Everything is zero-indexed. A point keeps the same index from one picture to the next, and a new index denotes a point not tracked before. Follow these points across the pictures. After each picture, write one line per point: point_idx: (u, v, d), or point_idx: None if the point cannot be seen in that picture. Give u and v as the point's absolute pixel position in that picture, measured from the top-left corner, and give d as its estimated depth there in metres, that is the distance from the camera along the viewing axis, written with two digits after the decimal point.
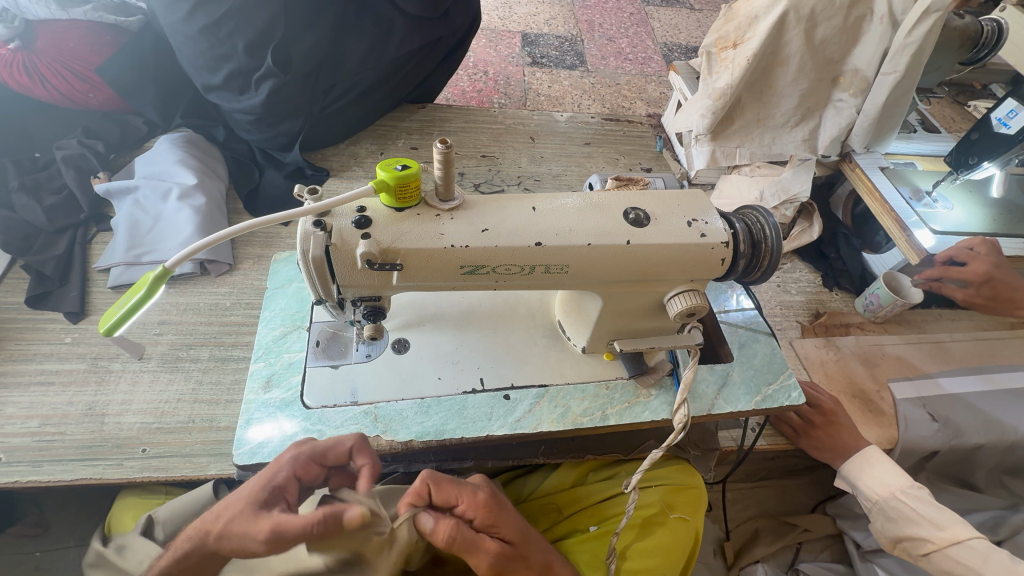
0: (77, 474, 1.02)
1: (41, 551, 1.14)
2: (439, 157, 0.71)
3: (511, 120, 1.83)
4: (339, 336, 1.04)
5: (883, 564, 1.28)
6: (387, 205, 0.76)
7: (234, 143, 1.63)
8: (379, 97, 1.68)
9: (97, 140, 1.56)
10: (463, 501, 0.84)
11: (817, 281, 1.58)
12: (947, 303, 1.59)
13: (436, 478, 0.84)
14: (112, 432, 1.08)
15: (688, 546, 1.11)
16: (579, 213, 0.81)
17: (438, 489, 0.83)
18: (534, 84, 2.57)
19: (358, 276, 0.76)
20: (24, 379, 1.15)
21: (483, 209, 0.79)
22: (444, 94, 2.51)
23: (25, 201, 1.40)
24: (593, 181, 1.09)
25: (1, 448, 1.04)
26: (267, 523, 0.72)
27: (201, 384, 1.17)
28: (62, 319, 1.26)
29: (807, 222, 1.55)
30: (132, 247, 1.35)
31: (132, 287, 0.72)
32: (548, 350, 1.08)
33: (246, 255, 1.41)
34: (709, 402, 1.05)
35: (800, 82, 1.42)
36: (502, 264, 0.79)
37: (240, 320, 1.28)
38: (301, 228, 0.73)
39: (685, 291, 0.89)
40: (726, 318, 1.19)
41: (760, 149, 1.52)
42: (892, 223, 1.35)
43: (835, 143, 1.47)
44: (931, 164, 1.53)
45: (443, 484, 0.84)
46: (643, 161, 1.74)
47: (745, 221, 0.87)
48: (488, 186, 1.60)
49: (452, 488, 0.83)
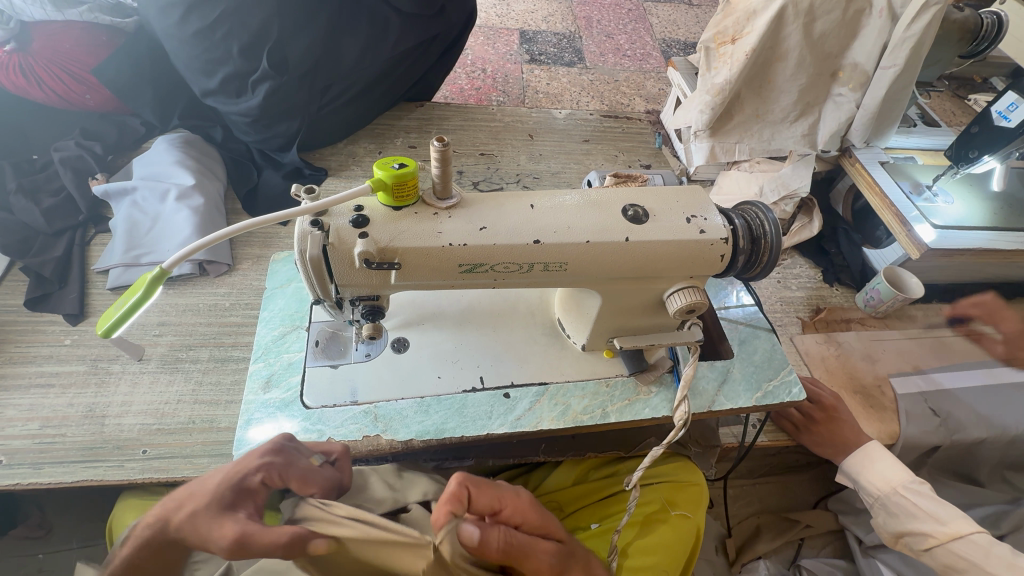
0: (78, 476, 1.02)
1: (44, 554, 1.15)
2: (436, 155, 0.70)
3: (509, 118, 1.83)
4: (339, 336, 1.04)
5: (885, 560, 1.28)
6: (384, 203, 0.75)
7: (232, 144, 1.63)
8: (377, 95, 1.67)
9: (94, 142, 1.55)
10: (507, 503, 0.77)
11: (817, 277, 1.58)
12: (948, 297, 1.59)
13: (472, 481, 0.76)
14: (113, 434, 1.08)
15: (689, 543, 1.11)
16: (577, 210, 0.81)
17: (480, 494, 0.75)
18: (532, 81, 2.57)
19: (356, 275, 0.76)
20: (25, 382, 1.15)
21: (481, 207, 0.79)
22: (443, 92, 2.50)
23: (24, 203, 1.39)
24: (592, 178, 1.09)
25: (1, 450, 1.04)
26: (231, 529, 0.64)
27: (201, 384, 1.17)
28: (61, 321, 1.26)
29: (807, 217, 1.55)
30: (131, 249, 1.34)
31: (130, 288, 0.72)
32: (548, 347, 1.07)
33: (245, 255, 1.40)
34: (710, 399, 1.05)
35: (800, 77, 1.41)
36: (501, 262, 0.78)
37: (240, 321, 1.28)
38: (299, 227, 0.73)
39: (686, 288, 0.88)
40: (727, 314, 1.19)
41: (760, 144, 1.51)
42: (892, 217, 1.35)
43: (835, 138, 1.46)
44: (931, 158, 1.52)
45: (481, 487, 0.76)
46: (643, 158, 1.74)
47: (745, 218, 0.86)
48: (487, 184, 1.60)
49: (492, 490, 0.76)
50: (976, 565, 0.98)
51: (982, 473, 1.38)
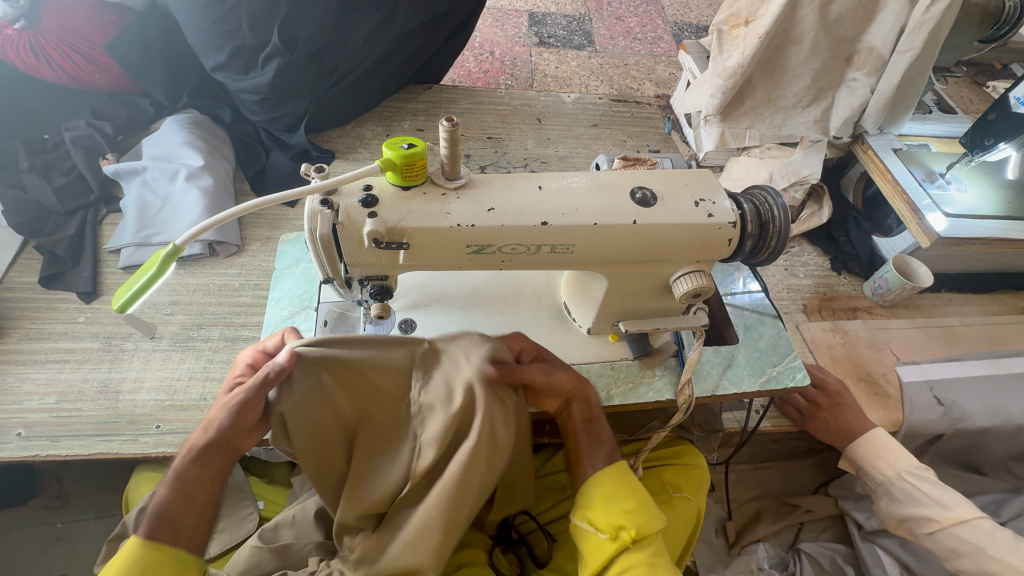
0: (94, 449, 1.05)
1: (62, 522, 1.23)
2: (445, 136, 0.70)
3: (517, 101, 1.81)
4: (347, 316, 1.06)
5: (885, 544, 1.34)
6: (392, 183, 0.75)
7: (240, 125, 1.62)
8: (385, 77, 1.66)
9: (104, 121, 1.55)
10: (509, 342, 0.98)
11: (825, 265, 1.57)
12: (957, 288, 1.58)
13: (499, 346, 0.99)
14: (127, 409, 1.11)
15: (689, 525, 1.13)
16: (587, 195, 0.81)
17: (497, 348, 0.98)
18: (541, 64, 2.54)
19: (366, 255, 0.76)
20: (41, 357, 1.17)
21: (489, 188, 0.79)
22: (450, 75, 2.49)
23: (36, 182, 1.42)
24: (600, 161, 1.07)
25: (21, 422, 1.08)
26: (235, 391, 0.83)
27: (212, 363, 1.19)
28: (75, 299, 1.28)
29: (817, 205, 1.54)
30: (142, 229, 1.36)
31: (144, 265, 0.73)
32: (553, 330, 1.08)
33: (254, 236, 1.41)
34: (713, 383, 1.05)
35: (813, 61, 1.39)
36: (508, 243, 0.78)
37: (249, 301, 1.30)
38: (309, 206, 0.73)
39: (692, 272, 0.89)
40: (732, 301, 1.19)
41: (771, 130, 1.49)
42: (903, 206, 1.34)
43: (847, 125, 1.45)
44: (945, 146, 1.50)
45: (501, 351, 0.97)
46: (651, 143, 1.72)
47: (754, 202, 0.86)
48: (494, 168, 1.60)
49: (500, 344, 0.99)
50: (980, 548, 1.00)
51: (985, 462, 1.39)
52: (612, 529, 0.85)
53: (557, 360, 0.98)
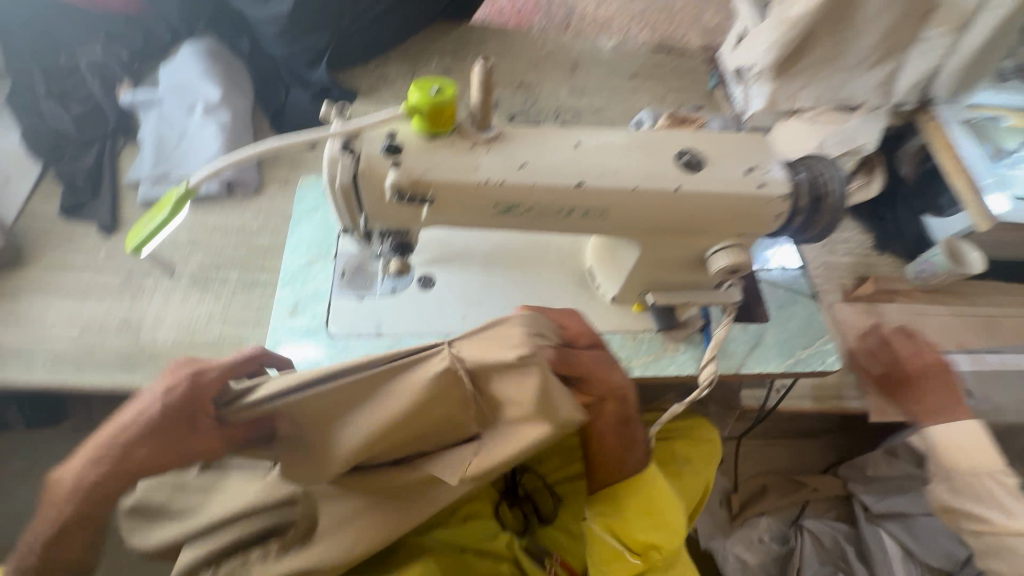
0: (117, 382, 1.08)
1: None
2: (478, 78, 0.65)
3: (551, 45, 1.68)
4: (365, 268, 1.03)
5: (889, 528, 1.35)
6: (418, 130, 0.70)
7: (258, 57, 1.52)
8: (412, 10, 1.55)
9: (119, 46, 1.48)
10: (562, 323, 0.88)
11: (868, 243, 1.48)
12: (1008, 276, 1.48)
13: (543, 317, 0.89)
14: (148, 345, 1.13)
15: (696, 497, 1.14)
16: (629, 156, 0.74)
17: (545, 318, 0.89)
18: (578, 4, 2.34)
19: (387, 208, 0.72)
20: (64, 289, 1.18)
21: (522, 143, 0.72)
22: (480, 13, 2.32)
23: (52, 107, 1.38)
24: (643, 116, 0.96)
25: (47, 351, 1.10)
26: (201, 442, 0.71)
27: (230, 305, 1.18)
28: (96, 232, 1.27)
29: (868, 178, 1.43)
30: (159, 164, 1.33)
31: (158, 205, 0.71)
32: (576, 295, 1.05)
33: (273, 178, 1.37)
34: (738, 361, 1.02)
35: (887, 13, 1.23)
36: (538, 204, 0.72)
37: (267, 245, 1.28)
38: (329, 152, 0.68)
39: (731, 245, 0.83)
40: (766, 276, 1.13)
41: (828, 91, 1.36)
42: (964, 183, 1.22)
43: (915, 89, 1.31)
44: (1021, 120, 1.36)
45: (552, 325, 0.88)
46: (693, 99, 1.60)
47: (811, 171, 0.78)
48: (523, 118, 1.51)
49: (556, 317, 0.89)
50: None
51: None
52: (642, 548, 0.91)
53: (603, 359, 0.87)
